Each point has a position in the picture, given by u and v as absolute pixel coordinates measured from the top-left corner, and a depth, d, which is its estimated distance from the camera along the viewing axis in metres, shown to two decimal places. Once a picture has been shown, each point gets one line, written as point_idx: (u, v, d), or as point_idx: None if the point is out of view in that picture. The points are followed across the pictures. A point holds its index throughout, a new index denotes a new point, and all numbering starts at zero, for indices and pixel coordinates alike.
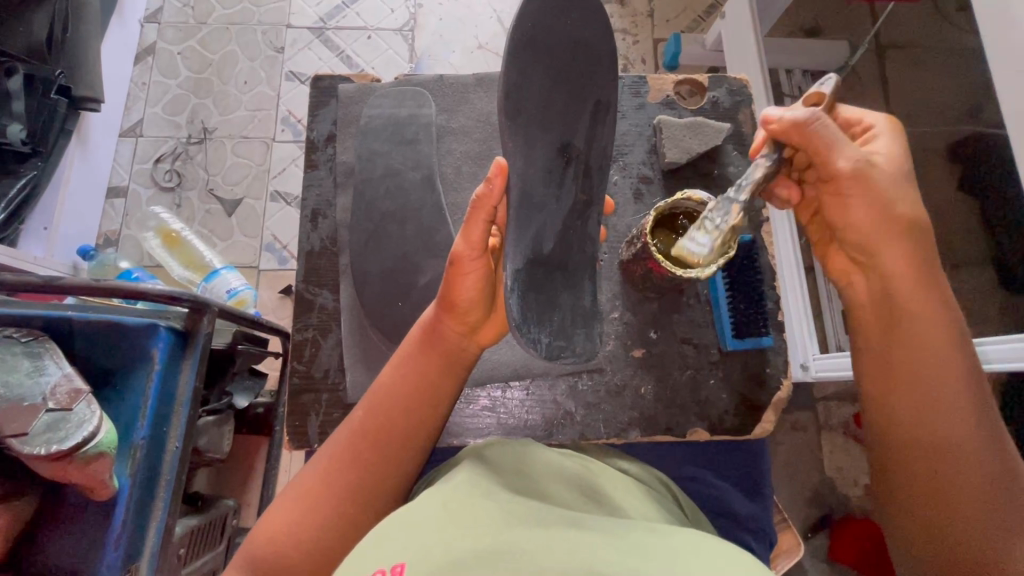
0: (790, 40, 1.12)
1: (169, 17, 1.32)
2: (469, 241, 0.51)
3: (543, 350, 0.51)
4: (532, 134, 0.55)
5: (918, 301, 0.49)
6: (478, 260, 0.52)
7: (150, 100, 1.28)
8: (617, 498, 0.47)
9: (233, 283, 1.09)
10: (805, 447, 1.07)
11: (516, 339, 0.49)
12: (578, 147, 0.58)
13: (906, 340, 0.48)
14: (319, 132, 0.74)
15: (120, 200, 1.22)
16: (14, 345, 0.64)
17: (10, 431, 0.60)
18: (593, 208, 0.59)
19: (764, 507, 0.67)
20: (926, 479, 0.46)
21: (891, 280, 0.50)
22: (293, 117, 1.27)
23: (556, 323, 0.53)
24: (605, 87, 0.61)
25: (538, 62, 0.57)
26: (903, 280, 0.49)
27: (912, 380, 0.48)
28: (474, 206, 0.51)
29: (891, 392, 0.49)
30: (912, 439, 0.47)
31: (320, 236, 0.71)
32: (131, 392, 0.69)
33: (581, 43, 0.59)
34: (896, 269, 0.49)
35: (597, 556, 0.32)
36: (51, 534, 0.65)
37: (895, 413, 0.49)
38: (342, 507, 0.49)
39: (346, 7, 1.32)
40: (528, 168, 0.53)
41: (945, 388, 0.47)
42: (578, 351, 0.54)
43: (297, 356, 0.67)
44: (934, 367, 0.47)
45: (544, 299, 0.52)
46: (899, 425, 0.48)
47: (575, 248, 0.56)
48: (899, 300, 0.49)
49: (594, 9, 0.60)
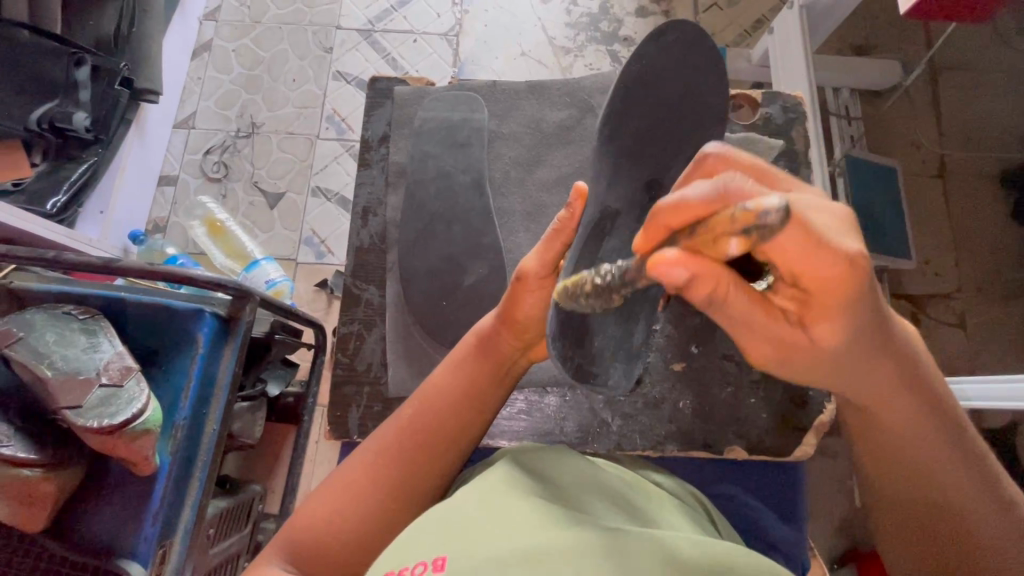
0: (840, 58, 1.11)
1: (226, 15, 1.37)
2: (542, 259, 0.52)
3: (574, 371, 0.53)
4: (623, 169, 0.64)
5: (909, 396, 0.40)
6: (546, 279, 0.52)
7: (204, 94, 1.33)
8: (654, 511, 0.45)
9: (272, 274, 1.13)
10: (837, 475, 1.04)
11: (550, 354, 0.49)
12: (662, 185, 0.66)
13: (901, 433, 0.42)
14: (373, 132, 0.76)
15: (170, 188, 1.27)
16: (73, 321, 0.68)
17: (65, 403, 0.62)
18: None
19: (800, 533, 0.65)
20: (924, 536, 0.43)
21: (864, 392, 0.40)
22: (338, 116, 1.30)
23: (598, 347, 0.55)
24: (713, 137, 0.67)
25: (616, 96, 0.66)
26: (872, 374, 0.38)
27: (914, 468, 0.42)
28: (556, 229, 0.51)
29: (891, 481, 0.44)
30: (934, 538, 0.43)
31: (370, 233, 0.73)
32: (175, 373, 0.71)
33: (673, 84, 0.67)
34: (848, 350, 0.36)
35: (634, 555, 0.32)
36: (95, 505, 0.68)
37: (906, 506, 0.44)
38: (384, 502, 0.50)
39: (395, 10, 1.35)
40: (610, 193, 0.62)
41: (956, 490, 0.42)
42: (611, 383, 0.58)
43: (342, 348, 0.69)
44: (916, 431, 0.41)
45: (595, 324, 0.54)
46: (906, 519, 0.44)
47: (638, 281, 0.57)
48: (871, 388, 0.40)
49: (688, 53, 0.67)
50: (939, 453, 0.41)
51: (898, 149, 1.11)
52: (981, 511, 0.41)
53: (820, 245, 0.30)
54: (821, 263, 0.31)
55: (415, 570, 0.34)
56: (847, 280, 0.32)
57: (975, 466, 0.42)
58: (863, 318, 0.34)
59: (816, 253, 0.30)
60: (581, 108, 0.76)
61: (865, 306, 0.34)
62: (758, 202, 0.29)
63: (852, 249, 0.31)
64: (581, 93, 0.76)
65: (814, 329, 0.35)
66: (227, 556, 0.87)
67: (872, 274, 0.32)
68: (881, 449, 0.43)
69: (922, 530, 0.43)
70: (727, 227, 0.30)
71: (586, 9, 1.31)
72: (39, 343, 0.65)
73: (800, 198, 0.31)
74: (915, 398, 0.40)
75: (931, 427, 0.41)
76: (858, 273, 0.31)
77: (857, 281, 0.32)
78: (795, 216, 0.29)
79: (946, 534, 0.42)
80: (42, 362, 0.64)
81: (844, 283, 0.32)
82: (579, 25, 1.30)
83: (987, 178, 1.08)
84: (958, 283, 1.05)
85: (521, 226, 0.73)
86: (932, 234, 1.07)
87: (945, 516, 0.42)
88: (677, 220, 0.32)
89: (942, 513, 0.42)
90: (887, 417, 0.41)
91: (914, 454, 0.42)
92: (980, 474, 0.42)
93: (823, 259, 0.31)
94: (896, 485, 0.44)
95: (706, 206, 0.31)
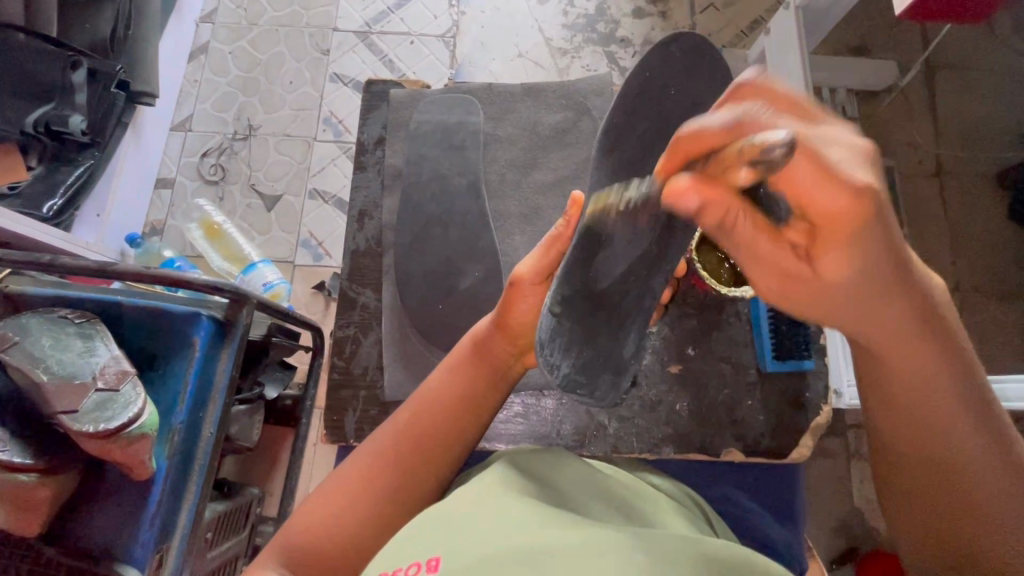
0: (837, 59, 1.11)
1: (222, 18, 1.37)
2: (535, 266, 0.54)
3: (561, 379, 0.51)
4: None
5: (923, 341, 0.39)
6: (538, 285, 0.54)
7: (200, 97, 1.33)
8: (654, 516, 0.45)
9: (269, 277, 1.12)
10: (837, 474, 1.04)
11: (537, 360, 0.49)
12: None
13: (914, 385, 0.41)
14: (369, 135, 0.76)
15: (167, 191, 1.27)
16: (69, 325, 0.68)
17: (60, 407, 0.62)
18: (663, 265, 0.59)
19: (797, 534, 0.65)
20: (935, 497, 0.43)
21: (877, 333, 0.39)
22: (335, 118, 1.30)
23: (584, 356, 0.53)
24: None
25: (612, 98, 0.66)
26: (886, 316, 0.37)
27: (927, 423, 0.42)
28: (553, 237, 0.53)
29: (902, 438, 0.44)
30: (942, 495, 0.43)
31: (366, 237, 0.73)
32: (171, 377, 0.71)
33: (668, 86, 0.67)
34: (860, 288, 0.35)
35: (627, 551, 0.32)
36: (90, 512, 0.68)
37: (914, 462, 0.44)
38: (381, 507, 0.49)
39: (391, 12, 1.35)
40: None
41: (969, 443, 0.41)
42: (595, 395, 0.57)
43: (337, 352, 0.69)
44: (930, 381, 0.41)
45: (581, 334, 0.53)
46: (915, 477, 0.44)
47: (632, 290, 0.57)
48: (884, 333, 0.39)
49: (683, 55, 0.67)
50: (947, 401, 0.41)
51: (893, 149, 1.12)
52: (990, 472, 0.41)
53: (832, 176, 0.30)
54: (828, 202, 0.31)
55: (409, 571, 0.34)
56: (851, 217, 0.31)
57: (987, 425, 0.42)
58: (876, 250, 0.33)
59: (819, 184, 0.30)
60: (577, 110, 0.76)
61: (877, 236, 0.32)
62: (765, 136, 0.31)
63: (861, 179, 0.30)
64: (576, 95, 0.76)
65: (824, 267, 0.34)
66: (225, 560, 0.87)
67: (886, 209, 0.32)
68: (890, 405, 0.43)
69: (934, 491, 0.43)
70: (735, 157, 0.31)
71: (582, 11, 1.31)
72: (34, 347, 0.65)
73: (818, 131, 0.32)
74: (929, 347, 0.39)
75: (945, 376, 0.41)
76: (868, 205, 0.31)
77: (865, 214, 0.31)
78: (805, 149, 0.30)
79: (956, 494, 0.42)
80: (37, 366, 0.63)
81: (853, 213, 0.31)
82: (576, 26, 1.31)
83: (983, 178, 1.09)
84: (955, 283, 1.05)
85: (517, 228, 0.73)
86: (929, 234, 1.07)
87: (955, 472, 0.42)
88: (686, 147, 0.34)
89: (951, 470, 0.42)
90: (898, 366, 0.41)
91: (927, 403, 0.41)
92: (990, 432, 0.42)
93: (832, 190, 0.30)
94: (906, 441, 0.44)
95: (722, 136, 0.32)
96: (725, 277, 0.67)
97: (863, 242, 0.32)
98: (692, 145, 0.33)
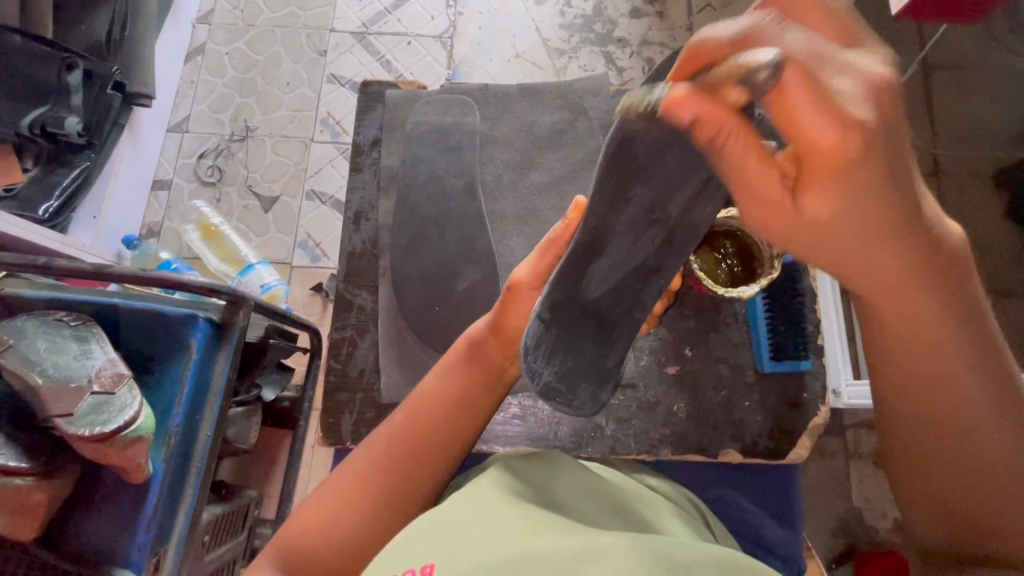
0: None
1: (218, 18, 1.37)
2: (533, 270, 0.55)
3: (540, 386, 0.54)
4: None
5: (929, 292, 0.37)
6: (536, 290, 0.55)
7: (197, 98, 1.32)
8: (652, 520, 0.45)
9: (266, 278, 1.12)
10: (834, 472, 1.04)
11: (520, 363, 0.52)
12: None
13: (919, 336, 0.39)
14: (365, 136, 0.76)
15: (163, 192, 1.27)
16: (64, 328, 0.67)
17: (56, 411, 0.62)
18: (660, 276, 0.52)
19: (795, 535, 0.65)
20: (934, 442, 0.44)
21: (880, 290, 0.37)
22: (332, 119, 1.30)
23: (566, 366, 0.55)
24: None
25: None
26: (887, 266, 0.35)
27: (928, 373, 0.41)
28: (551, 240, 0.55)
29: (906, 389, 0.43)
30: (939, 439, 0.43)
31: (362, 239, 0.72)
32: (168, 379, 0.71)
33: None
34: (859, 236, 0.32)
35: (617, 553, 0.32)
36: (86, 516, 0.67)
37: (915, 414, 0.44)
38: (377, 508, 0.49)
39: (388, 13, 1.35)
40: None
41: (969, 391, 0.41)
42: (572, 402, 0.58)
43: (334, 354, 0.69)
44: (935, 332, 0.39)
45: (567, 343, 0.54)
46: (919, 428, 0.44)
47: (622, 304, 0.54)
48: (887, 284, 0.36)
49: None
50: (951, 351, 0.40)
51: None
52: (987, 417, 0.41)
53: (829, 106, 0.27)
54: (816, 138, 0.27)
55: None
56: (842, 154, 0.28)
57: (990, 372, 0.41)
58: (872, 205, 0.30)
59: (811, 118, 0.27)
60: (573, 111, 0.76)
61: (876, 180, 0.29)
62: (757, 52, 0.27)
63: (859, 116, 0.27)
64: (572, 95, 0.76)
65: (816, 209, 0.31)
66: (222, 563, 0.86)
67: (885, 148, 0.28)
68: (892, 356, 0.42)
69: (935, 438, 0.44)
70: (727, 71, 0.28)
71: (580, 11, 1.31)
72: (29, 350, 0.64)
73: (834, 52, 0.28)
74: (936, 296, 0.37)
75: (953, 327, 0.39)
76: (862, 141, 0.27)
77: (859, 154, 0.28)
78: (794, 71, 0.26)
79: (952, 437, 0.43)
80: (33, 370, 0.63)
81: (846, 154, 0.28)
82: (573, 27, 1.30)
83: (980, 177, 1.09)
84: None
85: (514, 229, 0.73)
86: None
87: (950, 420, 0.42)
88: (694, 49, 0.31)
89: (946, 420, 0.43)
90: (903, 317, 0.39)
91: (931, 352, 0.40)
92: (993, 375, 0.41)
93: (824, 121, 0.27)
94: (910, 391, 0.43)
95: (727, 49, 0.29)
96: (723, 279, 0.67)
97: (862, 186, 0.29)
98: (705, 51, 0.30)
